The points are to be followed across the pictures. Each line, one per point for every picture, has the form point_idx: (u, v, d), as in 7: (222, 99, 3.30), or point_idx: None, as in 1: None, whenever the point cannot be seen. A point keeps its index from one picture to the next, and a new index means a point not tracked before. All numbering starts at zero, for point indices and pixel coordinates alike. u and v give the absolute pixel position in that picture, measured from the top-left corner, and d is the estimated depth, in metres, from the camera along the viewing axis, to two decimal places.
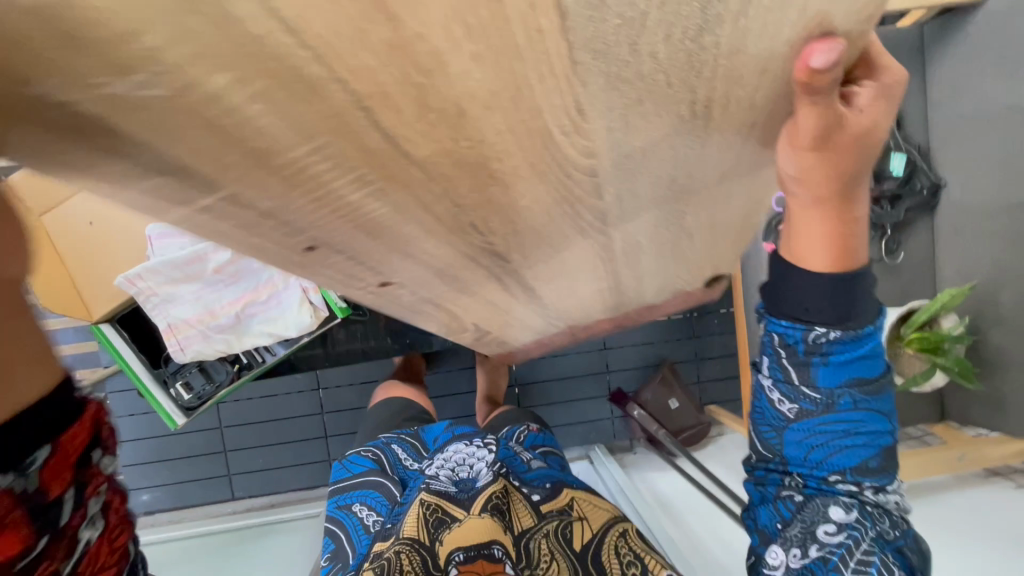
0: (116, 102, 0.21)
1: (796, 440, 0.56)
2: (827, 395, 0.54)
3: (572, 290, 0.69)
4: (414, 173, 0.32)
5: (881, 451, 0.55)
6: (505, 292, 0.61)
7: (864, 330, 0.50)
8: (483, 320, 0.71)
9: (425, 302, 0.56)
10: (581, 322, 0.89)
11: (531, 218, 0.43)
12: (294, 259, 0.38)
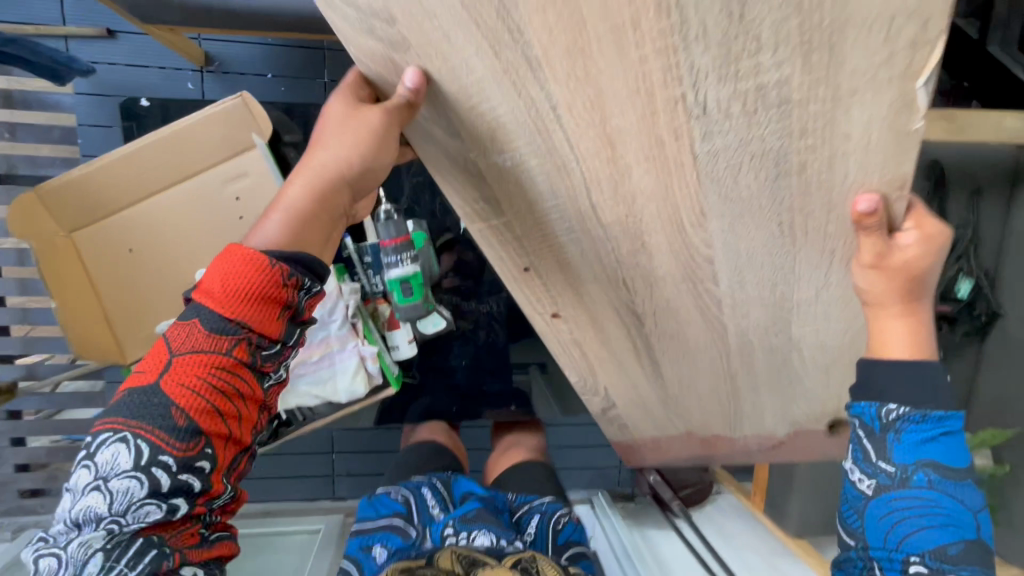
0: (492, 165, 0.52)
1: (876, 527, 0.50)
2: (901, 470, 0.49)
3: (692, 382, 0.83)
4: (600, 231, 0.57)
5: (979, 568, 0.46)
6: (636, 359, 0.79)
7: (931, 409, 0.49)
8: (613, 388, 0.88)
9: (575, 345, 0.78)
10: (699, 433, 0.98)
11: (665, 289, 0.64)
12: (515, 273, 0.65)
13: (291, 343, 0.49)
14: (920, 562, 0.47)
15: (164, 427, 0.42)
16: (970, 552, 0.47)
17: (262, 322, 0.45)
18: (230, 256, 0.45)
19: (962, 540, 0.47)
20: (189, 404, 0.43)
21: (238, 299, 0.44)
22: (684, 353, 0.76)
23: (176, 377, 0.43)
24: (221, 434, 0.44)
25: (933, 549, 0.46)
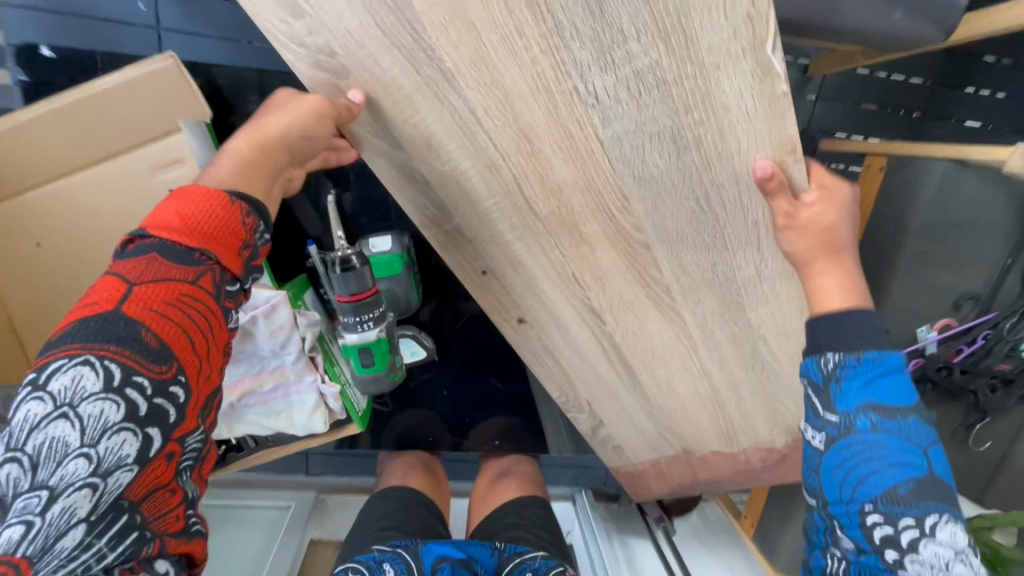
0: (433, 171, 0.60)
1: (832, 478, 0.56)
2: (845, 419, 0.55)
3: (672, 387, 0.83)
4: (539, 225, 0.63)
5: (935, 503, 0.51)
6: (609, 364, 0.81)
7: (864, 352, 0.54)
8: (597, 402, 0.89)
9: (546, 354, 0.81)
10: (697, 453, 0.95)
11: (614, 280, 0.68)
12: (475, 278, 0.71)
13: (242, 287, 0.57)
14: (874, 508, 0.53)
15: (133, 347, 0.47)
16: (924, 488, 0.51)
17: (223, 257, 0.53)
18: (185, 196, 0.53)
19: (913, 478, 0.52)
20: (155, 326, 0.48)
21: (202, 238, 0.51)
22: (653, 354, 0.78)
23: (138, 308, 0.48)
24: (190, 361, 0.51)
25: (884, 493, 0.52)
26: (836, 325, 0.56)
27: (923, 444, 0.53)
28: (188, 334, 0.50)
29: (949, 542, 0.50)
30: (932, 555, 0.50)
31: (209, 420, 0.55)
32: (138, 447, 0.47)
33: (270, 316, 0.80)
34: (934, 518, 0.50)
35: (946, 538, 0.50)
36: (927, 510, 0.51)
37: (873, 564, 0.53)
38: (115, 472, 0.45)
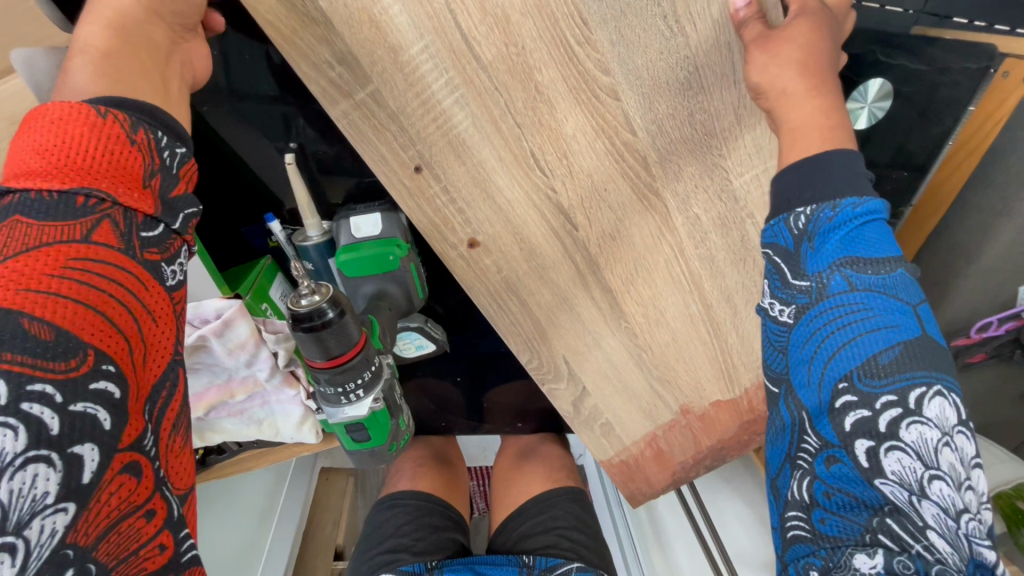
0: (338, 1, 0.45)
1: (800, 358, 0.45)
2: (816, 281, 0.44)
3: (662, 312, 0.68)
4: (484, 77, 0.50)
5: (925, 372, 0.39)
6: (586, 293, 0.65)
7: (841, 201, 0.44)
8: (575, 358, 0.71)
9: (508, 290, 0.63)
10: (697, 411, 0.79)
11: (581, 157, 0.56)
12: (406, 179, 0.54)
13: (177, 230, 0.39)
14: (851, 388, 0.41)
15: (21, 350, 0.30)
16: (912, 355, 0.40)
17: (130, 192, 0.35)
18: (49, 119, 0.35)
19: (900, 343, 0.40)
20: (45, 310, 0.31)
21: (92, 170, 0.34)
22: (635, 264, 0.64)
23: (10, 288, 0.31)
24: (118, 347, 0.33)
25: (860, 365, 0.41)
26: (811, 166, 0.45)
27: (913, 303, 0.42)
28: (104, 303, 0.33)
29: (935, 420, 0.38)
30: (918, 439, 0.38)
31: (168, 421, 0.37)
32: (62, 482, 0.29)
33: (222, 337, 0.56)
34: (921, 391, 0.39)
35: (935, 415, 0.38)
36: (912, 381, 0.39)
37: (843, 466, 0.41)
38: (38, 524, 0.28)
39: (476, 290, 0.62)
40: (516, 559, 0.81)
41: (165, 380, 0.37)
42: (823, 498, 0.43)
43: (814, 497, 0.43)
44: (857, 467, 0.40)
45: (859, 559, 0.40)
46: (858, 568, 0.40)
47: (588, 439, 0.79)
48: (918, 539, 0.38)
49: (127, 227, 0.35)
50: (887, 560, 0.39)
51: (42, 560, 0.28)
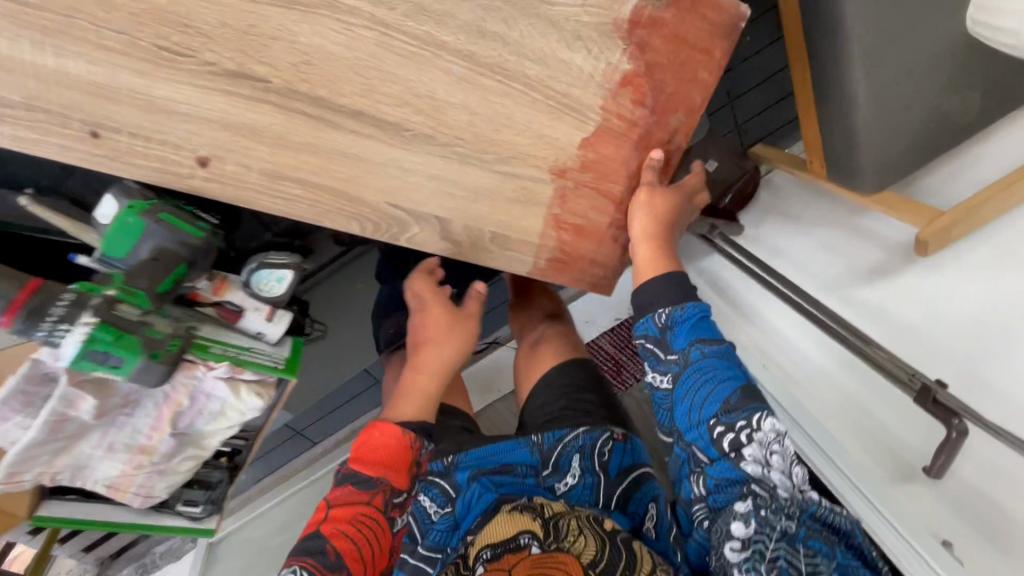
0: None
1: (682, 411, 0.71)
2: (682, 355, 0.71)
3: (430, 93, 0.61)
4: (46, 14, 0.50)
5: (755, 405, 0.68)
6: (341, 129, 0.62)
7: (686, 304, 0.72)
8: (403, 199, 0.68)
9: (278, 178, 0.63)
10: (570, 164, 0.70)
11: (194, 12, 0.52)
12: (92, 148, 0.57)
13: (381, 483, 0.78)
14: (717, 421, 0.68)
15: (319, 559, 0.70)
16: (747, 395, 0.68)
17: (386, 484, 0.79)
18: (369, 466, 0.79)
19: (738, 389, 0.69)
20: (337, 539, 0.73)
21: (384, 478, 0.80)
22: (349, 67, 0.58)
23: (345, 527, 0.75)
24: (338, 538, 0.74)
25: (721, 407, 0.68)
26: (646, 288, 0.74)
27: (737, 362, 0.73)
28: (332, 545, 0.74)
29: (772, 427, 0.66)
30: (763, 439, 0.66)
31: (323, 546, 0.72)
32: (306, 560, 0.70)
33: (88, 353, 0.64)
34: (758, 415, 0.67)
35: (768, 426, 0.66)
36: (751, 411, 0.67)
37: (721, 464, 0.67)
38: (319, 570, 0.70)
39: (251, 200, 0.63)
40: (527, 440, 0.92)
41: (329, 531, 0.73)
42: (713, 486, 0.68)
43: (708, 488, 0.69)
44: (729, 458, 0.67)
45: (736, 524, 0.62)
46: (738, 512, 0.63)
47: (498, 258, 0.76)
48: (769, 487, 0.64)
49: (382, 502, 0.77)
50: (753, 501, 0.63)
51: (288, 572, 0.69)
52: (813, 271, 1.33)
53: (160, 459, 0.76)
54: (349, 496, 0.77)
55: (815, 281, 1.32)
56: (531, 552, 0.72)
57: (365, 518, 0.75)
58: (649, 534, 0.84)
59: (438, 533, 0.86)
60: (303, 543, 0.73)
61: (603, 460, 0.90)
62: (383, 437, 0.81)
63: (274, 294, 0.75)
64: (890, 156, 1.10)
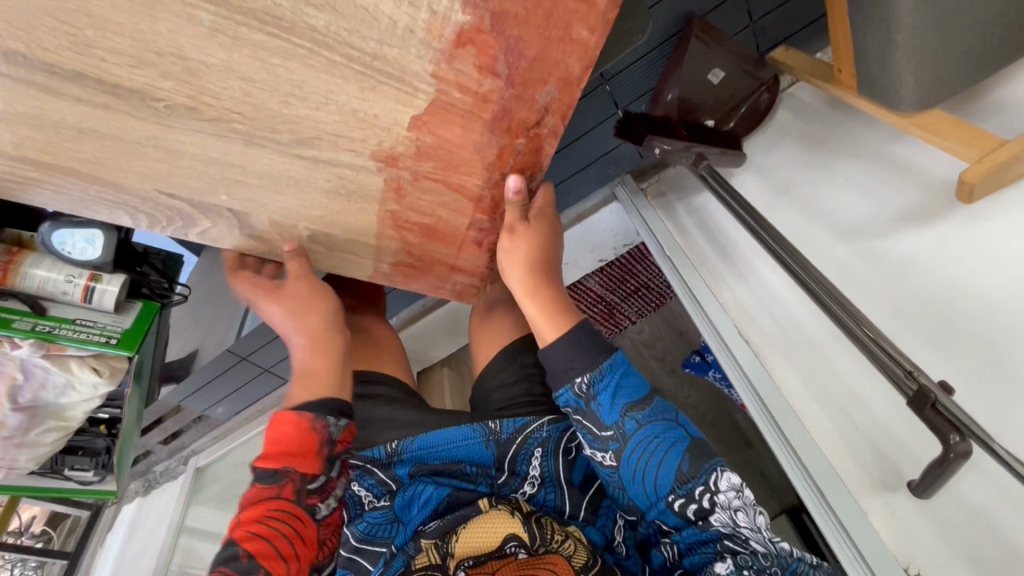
0: None
1: (636, 489, 0.64)
2: (618, 429, 0.64)
3: (174, 48, 0.46)
4: None
5: (709, 464, 0.61)
6: (66, 98, 0.49)
7: (602, 366, 0.66)
8: (179, 187, 0.62)
9: (2, 155, 0.55)
10: (398, 147, 0.61)
11: None
12: None
13: (326, 480, 0.66)
14: (677, 495, 0.61)
15: (234, 567, 0.57)
16: (697, 457, 0.62)
17: (308, 461, 0.64)
18: (284, 432, 0.66)
19: (686, 453, 0.62)
20: (252, 544, 0.58)
21: (298, 452, 0.64)
22: (43, 11, 0.42)
23: (256, 520, 0.60)
24: (278, 564, 0.58)
25: (676, 479, 0.61)
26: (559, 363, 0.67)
27: (675, 417, 0.66)
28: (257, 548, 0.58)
29: (729, 485, 0.60)
30: (725, 502, 0.59)
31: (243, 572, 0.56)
32: None
33: None
34: (715, 475, 0.61)
35: (724, 487, 0.60)
36: (707, 473, 0.61)
37: (691, 530, 0.61)
38: None
39: (23, 186, 0.60)
40: (482, 428, 0.75)
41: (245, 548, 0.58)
42: (686, 552, 0.62)
43: (681, 554, 0.63)
44: (697, 525, 0.61)
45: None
46: (719, 573, 0.57)
47: (317, 253, 0.79)
48: (745, 544, 0.58)
49: (311, 496, 0.64)
50: (733, 560, 0.57)
51: None
52: (827, 213, 1.03)
53: (18, 430, 0.88)
54: (256, 494, 0.62)
55: (830, 225, 1.01)
56: (518, 558, 0.62)
57: (282, 515, 0.61)
58: (619, 552, 0.68)
59: (373, 529, 0.69)
60: (222, 548, 0.59)
61: (569, 460, 0.74)
62: (276, 432, 0.66)
63: (89, 256, 0.76)
64: (941, 69, 0.83)
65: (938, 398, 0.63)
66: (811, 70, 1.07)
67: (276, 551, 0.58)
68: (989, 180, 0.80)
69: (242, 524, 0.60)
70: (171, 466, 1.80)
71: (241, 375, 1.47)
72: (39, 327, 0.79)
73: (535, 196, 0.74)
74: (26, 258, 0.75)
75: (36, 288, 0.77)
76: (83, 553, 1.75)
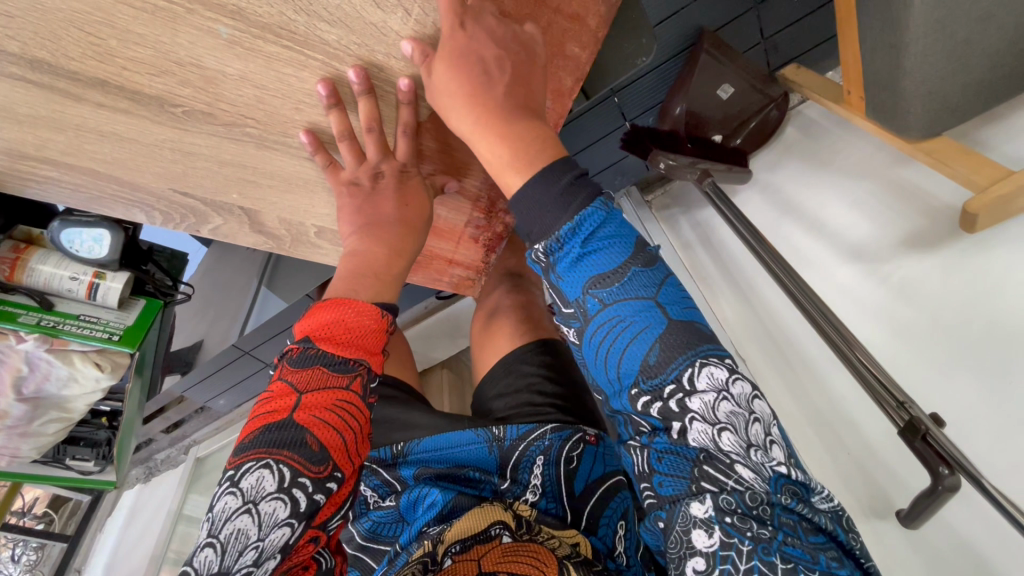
0: None
1: (599, 375, 0.47)
2: (578, 307, 0.45)
3: (192, 58, 0.48)
4: None
5: (685, 355, 0.43)
6: (86, 102, 0.51)
7: (560, 231, 0.44)
8: (193, 186, 0.63)
9: (20, 157, 0.56)
10: (404, 157, 0.60)
11: None
12: None
13: (374, 386, 0.50)
14: (643, 391, 0.44)
15: (300, 451, 0.45)
16: (672, 346, 0.43)
17: (373, 356, 0.50)
18: (345, 314, 0.50)
19: (658, 340, 0.43)
20: (316, 429, 0.46)
21: (366, 346, 0.50)
22: (69, 23, 0.43)
23: (318, 415, 0.46)
24: (342, 458, 0.47)
25: (640, 371, 0.44)
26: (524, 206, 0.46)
27: (655, 294, 0.45)
28: (314, 449, 0.45)
29: (710, 386, 0.42)
30: (702, 407, 0.42)
31: (293, 470, 0.44)
32: (273, 483, 0.43)
33: None
34: (690, 371, 0.43)
35: (705, 384, 0.42)
36: (680, 367, 0.43)
37: (663, 439, 0.44)
38: (275, 533, 0.42)
39: (28, 182, 0.59)
40: (486, 433, 0.71)
41: (305, 440, 0.45)
42: (657, 465, 0.44)
43: (650, 466, 0.44)
44: (670, 438, 0.44)
45: (697, 532, 0.41)
46: (697, 515, 0.42)
47: (327, 249, 0.78)
48: (730, 475, 0.41)
49: (362, 391, 0.49)
50: (714, 502, 0.41)
51: (232, 545, 0.41)
52: (831, 233, 1.02)
53: (20, 420, 0.91)
54: (323, 380, 0.47)
55: (835, 246, 1.00)
56: (503, 542, 0.57)
57: (345, 408, 0.48)
58: (621, 562, 0.62)
59: (379, 526, 0.68)
60: (267, 436, 0.45)
61: (571, 470, 0.68)
62: (352, 314, 0.50)
63: (97, 254, 0.78)
64: (950, 96, 0.83)
65: (930, 430, 0.62)
66: (821, 88, 1.05)
67: (345, 442, 0.47)
68: (993, 211, 0.79)
69: (306, 408, 0.46)
70: (171, 455, 1.83)
71: (246, 369, 1.48)
72: (44, 322, 0.81)
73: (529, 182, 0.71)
74: (33, 255, 0.78)
75: (41, 285, 0.80)
76: (83, 537, 1.82)
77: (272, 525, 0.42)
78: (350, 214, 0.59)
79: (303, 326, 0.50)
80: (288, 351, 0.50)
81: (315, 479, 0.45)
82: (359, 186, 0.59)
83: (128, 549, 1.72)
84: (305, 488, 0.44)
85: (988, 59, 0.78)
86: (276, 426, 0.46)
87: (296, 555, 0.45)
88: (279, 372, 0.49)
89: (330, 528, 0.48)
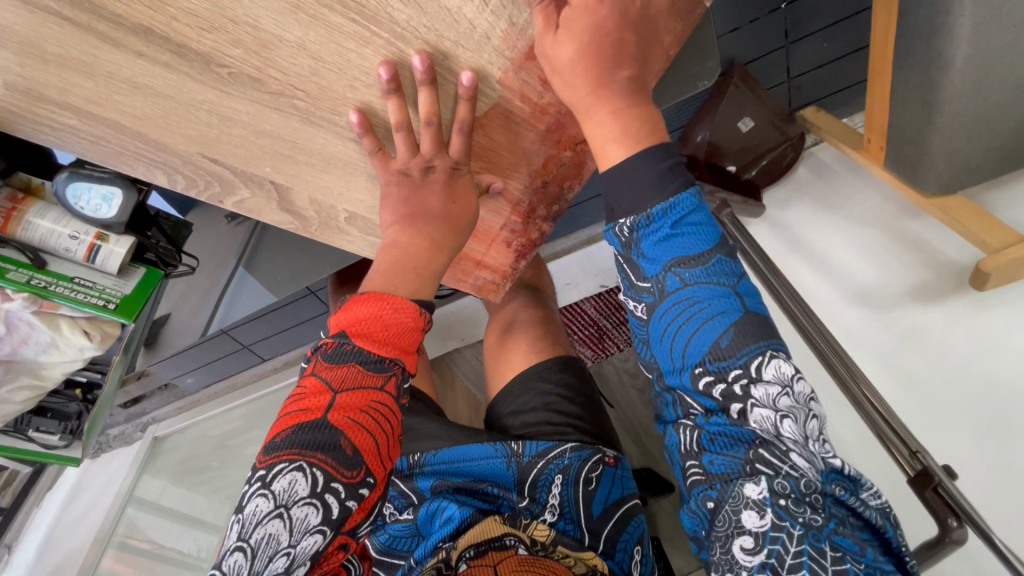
0: None
1: (661, 349, 0.50)
2: (657, 284, 0.48)
3: (250, 18, 0.44)
4: None
5: (757, 344, 0.46)
6: (124, 49, 0.46)
7: (652, 208, 0.46)
8: (225, 153, 0.59)
9: (37, 98, 0.51)
10: (457, 154, 0.57)
11: None
12: None
13: (406, 389, 0.48)
14: (707, 371, 0.47)
15: (334, 454, 0.43)
16: (745, 333, 0.46)
17: (410, 358, 0.47)
18: (390, 307, 0.47)
19: (732, 326, 0.46)
20: (350, 432, 0.44)
21: (402, 346, 0.47)
22: None
23: (354, 418, 0.44)
24: (375, 463, 0.45)
25: (708, 352, 0.47)
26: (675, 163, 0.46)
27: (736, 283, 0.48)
28: (343, 456, 0.43)
29: (776, 378, 0.45)
30: (764, 396, 0.45)
31: (326, 475, 0.42)
32: (308, 489, 0.41)
33: None
34: (758, 360, 0.46)
35: (772, 375, 0.45)
36: (750, 355, 0.46)
37: (719, 420, 0.48)
38: (306, 539, 0.41)
39: (41, 127, 0.54)
40: (504, 448, 0.70)
41: (337, 443, 0.43)
42: (709, 445, 0.48)
43: (701, 446, 0.48)
44: (730, 419, 0.47)
45: (748, 512, 0.44)
46: (750, 497, 0.45)
47: (354, 237, 0.74)
48: (784, 460, 0.45)
49: (397, 394, 0.47)
50: (769, 485, 0.44)
51: (262, 553, 0.40)
52: (839, 272, 1.02)
53: None
54: (359, 379, 0.45)
55: (842, 287, 1.01)
56: (518, 553, 0.57)
57: (381, 412, 0.45)
58: None
59: (395, 541, 0.65)
60: (298, 437, 0.43)
61: (589, 491, 0.66)
62: (389, 309, 0.47)
63: (102, 215, 0.72)
64: (973, 155, 0.85)
65: (942, 481, 0.62)
66: (839, 134, 1.05)
67: (379, 446, 0.46)
68: (1002, 273, 0.83)
69: (340, 409, 0.44)
70: (126, 432, 1.70)
71: (222, 350, 1.43)
72: (35, 282, 0.76)
73: (570, 192, 0.70)
74: (32, 207, 0.72)
75: (37, 241, 0.74)
76: (18, 509, 1.68)
77: (304, 531, 0.41)
78: (394, 204, 0.56)
79: (338, 321, 0.47)
80: (322, 345, 0.47)
81: (348, 485, 0.43)
82: (408, 177, 0.56)
83: (69, 526, 1.61)
84: (337, 494, 0.42)
85: (1011, 127, 0.81)
86: (309, 426, 0.43)
87: (327, 563, 0.44)
88: (311, 367, 0.47)
89: (360, 536, 0.46)
